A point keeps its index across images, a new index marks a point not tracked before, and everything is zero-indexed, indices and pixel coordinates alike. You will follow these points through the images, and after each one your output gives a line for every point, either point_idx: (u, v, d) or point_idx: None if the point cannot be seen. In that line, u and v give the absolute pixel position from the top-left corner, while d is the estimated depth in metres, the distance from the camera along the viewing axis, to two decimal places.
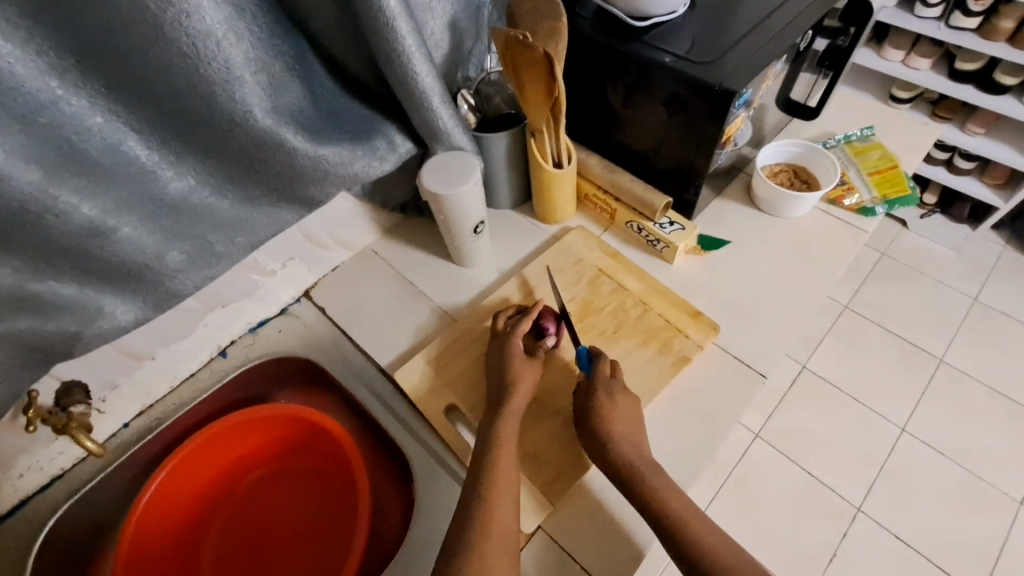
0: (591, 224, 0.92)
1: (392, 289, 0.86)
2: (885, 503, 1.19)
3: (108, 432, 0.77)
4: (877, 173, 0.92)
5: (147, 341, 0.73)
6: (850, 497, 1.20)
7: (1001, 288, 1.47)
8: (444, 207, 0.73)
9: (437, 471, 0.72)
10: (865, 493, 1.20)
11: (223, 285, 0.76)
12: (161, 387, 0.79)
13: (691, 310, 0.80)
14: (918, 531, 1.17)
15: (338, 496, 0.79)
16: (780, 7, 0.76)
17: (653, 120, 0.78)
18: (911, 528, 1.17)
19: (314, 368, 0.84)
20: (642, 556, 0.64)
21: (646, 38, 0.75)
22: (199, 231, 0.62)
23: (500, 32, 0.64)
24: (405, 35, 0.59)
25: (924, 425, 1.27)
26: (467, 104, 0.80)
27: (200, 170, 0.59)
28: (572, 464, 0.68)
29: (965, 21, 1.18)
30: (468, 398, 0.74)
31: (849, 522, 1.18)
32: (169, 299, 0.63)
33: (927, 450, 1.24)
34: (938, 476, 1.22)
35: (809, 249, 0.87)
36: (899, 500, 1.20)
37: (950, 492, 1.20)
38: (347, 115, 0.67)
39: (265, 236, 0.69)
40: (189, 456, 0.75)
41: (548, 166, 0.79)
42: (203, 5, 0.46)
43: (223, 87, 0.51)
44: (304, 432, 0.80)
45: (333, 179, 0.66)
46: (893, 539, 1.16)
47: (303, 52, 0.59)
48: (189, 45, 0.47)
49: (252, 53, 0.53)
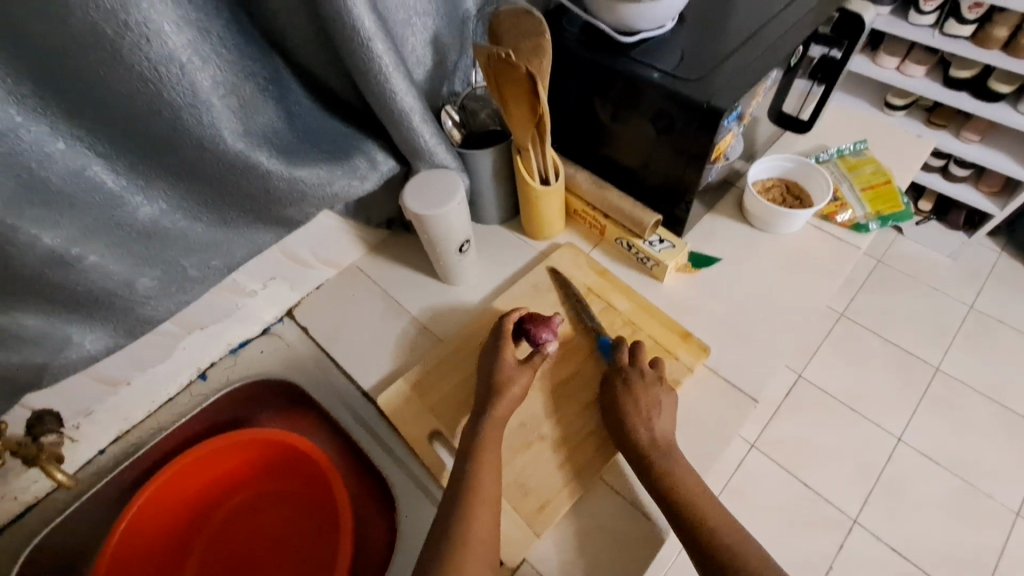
0: (580, 241, 0.90)
1: (377, 307, 0.84)
2: (882, 515, 1.18)
3: (84, 459, 0.75)
4: (870, 188, 0.91)
5: (123, 366, 0.71)
6: (846, 508, 1.18)
7: (997, 296, 1.46)
8: (428, 226, 0.71)
9: (422, 501, 0.70)
10: (861, 505, 1.18)
11: (201, 307, 0.74)
12: (138, 411, 0.77)
13: (681, 330, 0.78)
14: (914, 542, 1.15)
15: (320, 521, 0.77)
16: (771, 21, 0.74)
17: (642, 136, 0.77)
18: (907, 539, 1.15)
19: (295, 390, 0.82)
20: (644, 569, 0.63)
21: (633, 53, 0.73)
22: (171, 256, 0.59)
23: (482, 49, 0.61)
24: (382, 55, 0.57)
25: (921, 434, 1.25)
26: (451, 120, 0.78)
27: (171, 194, 0.57)
28: (559, 492, 0.66)
29: (959, 28, 1.16)
30: (453, 422, 0.72)
31: (846, 534, 1.16)
32: (141, 326, 0.61)
33: (923, 460, 1.23)
34: (934, 486, 1.20)
35: (802, 265, 0.86)
36: (895, 511, 1.18)
37: (947, 502, 1.19)
38: (325, 134, 0.65)
39: (242, 257, 0.67)
40: (165, 485, 0.72)
41: (536, 183, 0.78)
42: (164, 29, 0.44)
43: (189, 111, 0.49)
44: (285, 456, 0.77)
45: (311, 200, 0.64)
46: (889, 551, 1.15)
47: (276, 72, 0.57)
48: (151, 70, 0.45)
49: (221, 75, 0.51)
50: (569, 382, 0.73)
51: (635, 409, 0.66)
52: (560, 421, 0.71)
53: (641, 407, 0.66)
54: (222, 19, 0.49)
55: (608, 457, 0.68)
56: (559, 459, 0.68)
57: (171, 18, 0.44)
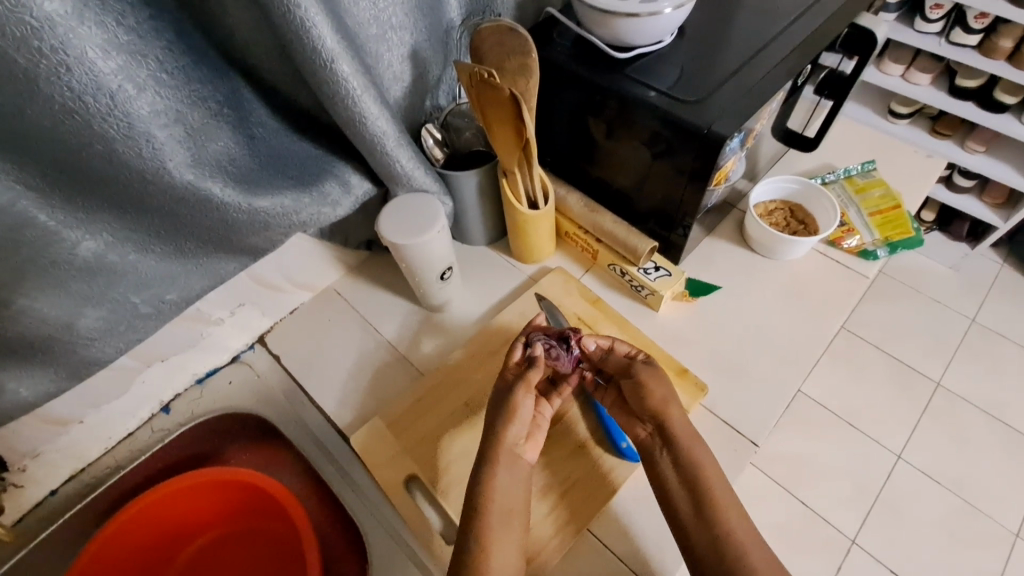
0: (571, 265, 0.85)
1: (353, 336, 0.79)
2: (882, 540, 1.05)
3: (34, 502, 0.70)
4: (879, 212, 0.86)
5: (73, 405, 0.66)
6: (846, 530, 1.02)
7: (1000, 311, 1.41)
8: (406, 255, 0.66)
9: (395, 554, 0.65)
10: (860, 526, 1.03)
11: (159, 339, 0.69)
12: (93, 449, 0.72)
13: (677, 367, 0.73)
14: (916, 565, 1.05)
15: (290, 567, 0.72)
16: (775, 38, 0.69)
17: (635, 158, 0.72)
18: (905, 560, 1.05)
19: (264, 424, 0.76)
20: None
21: (629, 70, 0.68)
22: (118, 293, 0.54)
23: (463, 67, 0.57)
24: (348, 77, 0.52)
25: (921, 451, 1.13)
26: (432, 139, 0.72)
27: (117, 228, 0.51)
28: (546, 546, 0.61)
29: (966, 37, 1.11)
30: (430, 467, 0.67)
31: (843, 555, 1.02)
32: (87, 367, 0.57)
33: (922, 478, 1.11)
34: (933, 505, 1.10)
35: (806, 295, 0.81)
36: (897, 532, 1.06)
37: (948, 523, 1.09)
38: (292, 157, 0.59)
39: (201, 289, 0.61)
40: (119, 532, 0.67)
41: (523, 208, 0.73)
42: (88, 55, 0.39)
43: (126, 143, 0.44)
44: (253, 497, 0.72)
45: (275, 229, 0.59)
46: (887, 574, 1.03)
47: (232, 94, 0.52)
48: (75, 101, 0.40)
49: (162, 102, 0.46)
50: (558, 422, 0.69)
51: (654, 402, 0.58)
52: (546, 466, 0.66)
53: (656, 402, 0.58)
54: (161, 40, 0.44)
55: (597, 508, 0.63)
56: (543, 509, 0.64)
57: (95, 42, 0.39)
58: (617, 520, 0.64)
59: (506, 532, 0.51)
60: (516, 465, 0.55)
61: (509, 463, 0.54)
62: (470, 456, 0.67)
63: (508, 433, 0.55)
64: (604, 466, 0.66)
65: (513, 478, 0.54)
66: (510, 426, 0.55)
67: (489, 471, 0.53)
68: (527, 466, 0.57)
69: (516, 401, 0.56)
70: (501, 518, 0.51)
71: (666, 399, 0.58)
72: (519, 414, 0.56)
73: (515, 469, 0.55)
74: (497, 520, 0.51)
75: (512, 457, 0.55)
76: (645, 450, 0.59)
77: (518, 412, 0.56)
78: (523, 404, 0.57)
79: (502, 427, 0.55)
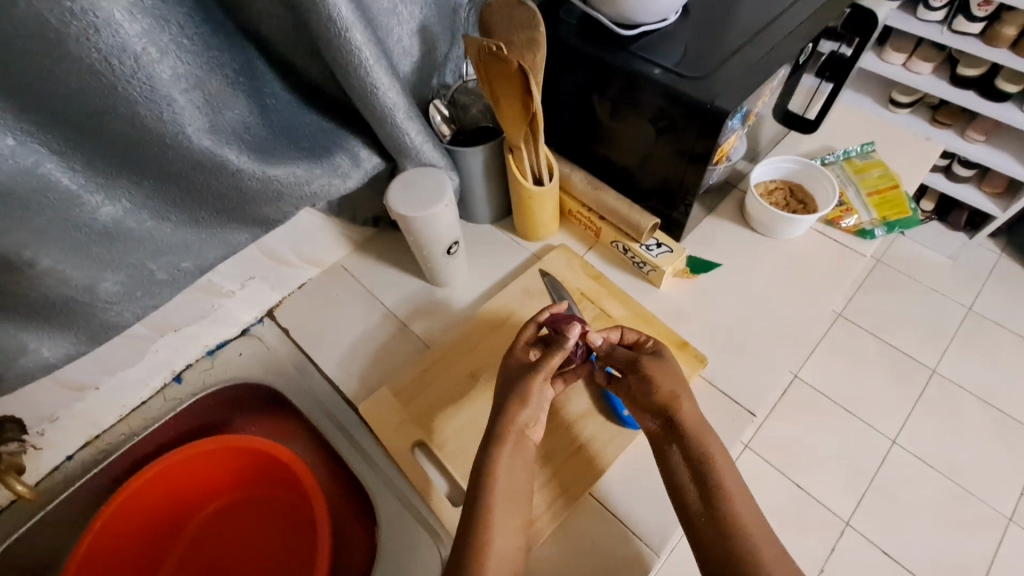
0: (574, 242, 0.86)
1: (361, 309, 0.81)
2: (874, 518, 1.07)
3: (51, 466, 0.72)
4: (877, 193, 0.88)
5: (89, 371, 0.67)
6: (839, 511, 1.05)
7: (996, 299, 1.43)
8: (414, 228, 0.68)
9: (403, 518, 0.67)
10: (854, 507, 1.06)
11: (172, 310, 0.70)
12: (108, 416, 0.74)
13: (677, 340, 0.75)
14: (907, 544, 1.07)
15: (300, 534, 0.74)
16: (777, 17, 0.70)
17: (639, 136, 0.73)
18: (899, 542, 1.07)
19: (273, 394, 0.78)
20: None
21: (635, 48, 0.69)
22: (136, 258, 0.56)
23: (472, 40, 0.58)
24: (361, 47, 0.53)
25: (916, 436, 1.16)
26: (440, 115, 0.74)
27: (136, 193, 0.53)
28: (551, 504, 0.64)
29: (968, 25, 1.12)
30: (437, 434, 0.69)
31: (838, 537, 1.05)
32: (106, 332, 0.59)
33: (917, 462, 1.13)
34: (927, 488, 1.12)
35: (804, 273, 0.82)
36: (890, 513, 1.08)
37: (941, 506, 1.11)
38: (305, 129, 0.61)
39: (214, 259, 0.63)
40: (135, 495, 0.69)
41: (528, 183, 0.74)
42: (114, 18, 0.41)
43: (148, 107, 0.46)
44: (263, 464, 0.74)
45: (287, 199, 0.61)
46: (881, 555, 1.06)
47: (248, 63, 0.53)
48: (102, 63, 0.42)
49: (183, 68, 0.47)
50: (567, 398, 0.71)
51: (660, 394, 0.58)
52: (549, 433, 0.68)
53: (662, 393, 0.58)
54: (182, 6, 0.45)
55: (598, 472, 0.66)
56: (548, 471, 0.66)
57: (121, 6, 0.41)
58: (622, 483, 0.67)
59: (507, 509, 0.53)
60: (522, 444, 0.57)
61: (514, 430, 0.56)
62: (474, 423, 0.69)
63: (515, 417, 0.56)
64: (606, 434, 0.68)
65: (511, 450, 0.55)
66: (521, 411, 0.56)
67: (495, 444, 0.55)
68: (531, 445, 0.58)
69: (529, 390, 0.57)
70: (506, 496, 0.54)
71: (676, 393, 0.57)
72: (530, 400, 0.57)
73: (519, 448, 0.56)
74: (501, 478, 0.53)
75: (520, 436, 0.57)
76: (657, 445, 0.59)
77: (530, 397, 0.57)
78: (535, 392, 0.58)
79: (512, 408, 0.56)
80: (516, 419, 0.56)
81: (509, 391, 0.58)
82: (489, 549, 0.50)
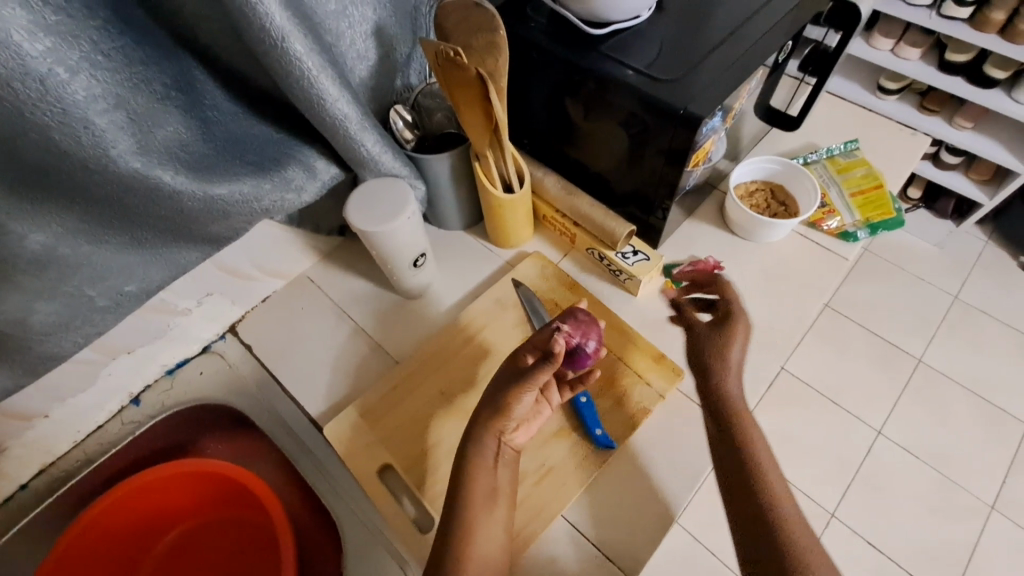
0: (549, 249, 0.83)
1: (328, 322, 0.77)
2: (859, 509, 1.08)
3: (4, 495, 0.69)
4: (860, 193, 0.85)
5: (37, 400, 0.64)
6: (824, 502, 1.07)
7: (980, 288, 1.41)
8: (375, 242, 0.64)
9: (372, 544, 0.66)
10: (840, 499, 1.07)
11: (124, 331, 0.67)
12: (62, 443, 0.71)
13: (654, 352, 0.72)
14: (889, 533, 1.07)
15: (267, 558, 0.72)
16: (756, 12, 0.67)
17: (613, 140, 0.70)
18: (884, 534, 1.07)
19: (237, 414, 0.76)
20: None
21: (605, 47, 0.65)
22: (72, 287, 0.52)
23: (428, 45, 0.54)
24: (303, 55, 0.50)
25: (901, 427, 1.15)
26: (402, 121, 0.70)
27: (65, 219, 0.49)
28: (526, 528, 0.62)
29: (957, 10, 1.08)
30: (405, 457, 0.66)
31: (823, 529, 1.06)
32: (45, 363, 0.56)
33: (903, 454, 1.12)
34: (913, 479, 1.11)
35: (786, 277, 0.80)
36: (875, 505, 1.08)
37: (926, 496, 1.11)
38: (251, 141, 0.57)
39: (161, 279, 0.59)
40: (92, 526, 0.66)
41: (497, 191, 0.71)
42: (14, 38, 0.37)
43: (64, 132, 0.42)
44: (229, 489, 0.72)
45: (235, 215, 0.57)
46: (865, 544, 1.06)
47: (179, 76, 0.49)
48: (5, 88, 0.38)
49: (100, 86, 0.43)
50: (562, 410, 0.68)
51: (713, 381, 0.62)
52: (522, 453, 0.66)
53: (719, 367, 0.63)
54: (95, 19, 0.41)
55: (573, 493, 0.64)
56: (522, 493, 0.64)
57: (20, 23, 0.37)
58: (596, 502, 0.65)
59: (488, 511, 0.54)
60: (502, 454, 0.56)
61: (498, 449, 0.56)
62: (446, 445, 0.66)
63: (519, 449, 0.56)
64: (580, 452, 0.66)
65: (491, 461, 0.55)
66: (501, 420, 0.56)
67: (475, 445, 0.55)
68: (512, 451, 0.58)
69: (509, 403, 0.56)
70: (485, 497, 0.54)
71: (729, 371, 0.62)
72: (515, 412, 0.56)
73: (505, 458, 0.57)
74: (483, 509, 0.54)
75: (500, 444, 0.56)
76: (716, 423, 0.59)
77: (505, 406, 0.56)
78: (521, 402, 0.56)
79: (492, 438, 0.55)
80: (497, 424, 0.55)
81: (487, 402, 0.57)
82: (470, 553, 0.51)
